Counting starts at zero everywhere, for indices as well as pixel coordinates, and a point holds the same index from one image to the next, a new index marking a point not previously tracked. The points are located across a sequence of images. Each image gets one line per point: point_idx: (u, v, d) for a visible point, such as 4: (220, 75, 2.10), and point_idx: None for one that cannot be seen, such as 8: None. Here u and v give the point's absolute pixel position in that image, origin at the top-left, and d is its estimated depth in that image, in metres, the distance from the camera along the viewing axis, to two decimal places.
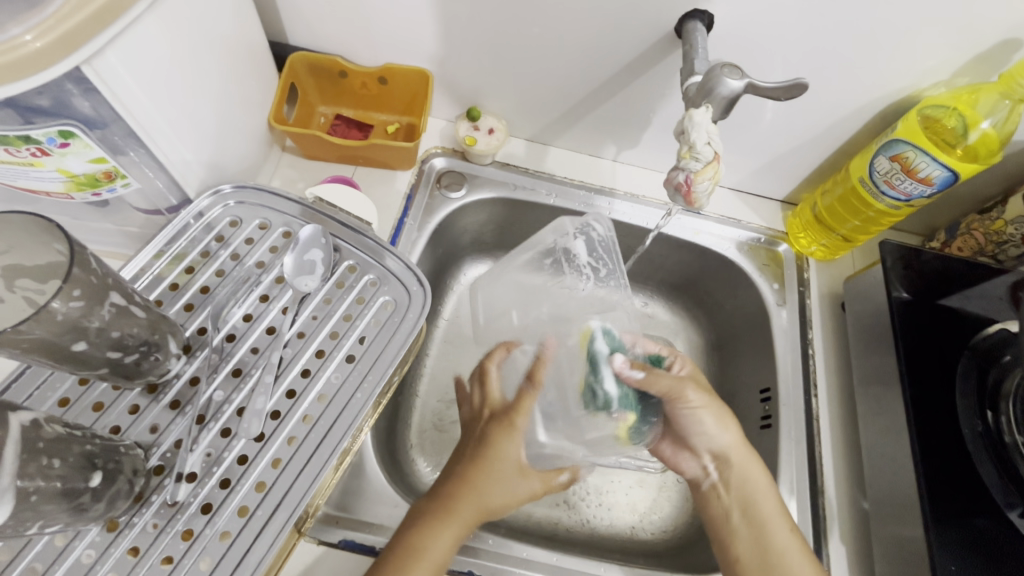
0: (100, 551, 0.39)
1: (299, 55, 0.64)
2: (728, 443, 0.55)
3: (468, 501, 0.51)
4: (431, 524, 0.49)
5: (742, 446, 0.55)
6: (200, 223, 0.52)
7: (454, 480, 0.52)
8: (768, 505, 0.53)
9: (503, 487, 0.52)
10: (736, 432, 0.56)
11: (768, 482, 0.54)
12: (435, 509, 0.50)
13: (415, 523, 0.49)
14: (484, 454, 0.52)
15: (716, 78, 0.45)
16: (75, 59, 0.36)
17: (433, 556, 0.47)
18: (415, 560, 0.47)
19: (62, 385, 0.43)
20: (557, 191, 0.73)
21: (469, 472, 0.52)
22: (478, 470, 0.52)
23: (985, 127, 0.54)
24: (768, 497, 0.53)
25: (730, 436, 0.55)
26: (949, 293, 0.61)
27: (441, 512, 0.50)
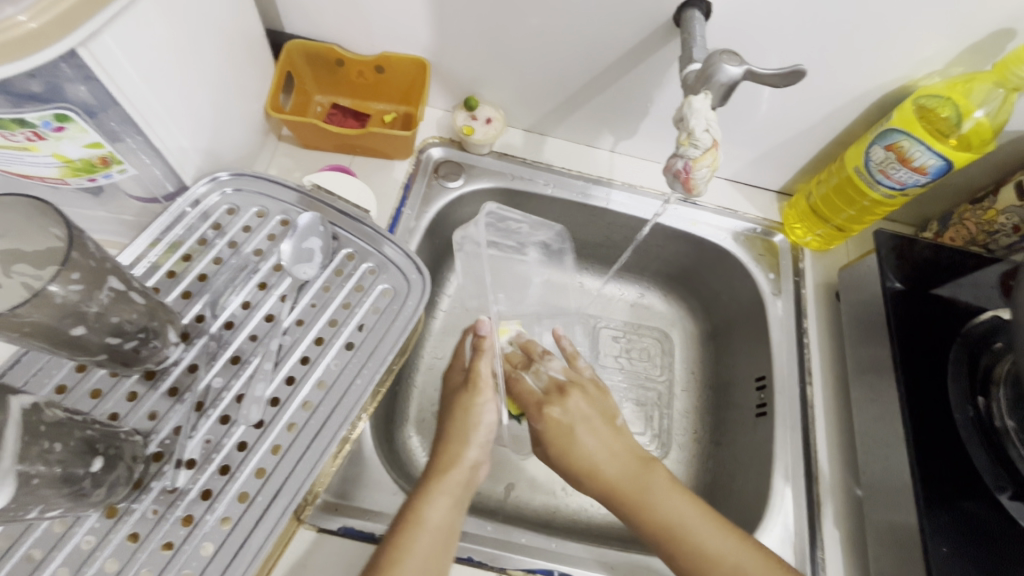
0: (99, 537, 0.39)
1: (295, 43, 0.64)
2: (612, 478, 0.56)
3: (453, 461, 0.55)
4: (424, 489, 0.52)
5: (625, 475, 0.56)
6: (197, 211, 0.52)
7: (435, 456, 0.56)
8: (688, 518, 0.51)
9: (479, 425, 0.59)
10: (620, 462, 0.57)
11: (684, 498, 0.53)
12: (425, 480, 0.53)
13: (409, 496, 0.51)
14: (455, 414, 0.60)
15: (715, 65, 0.45)
16: (71, 41, 0.36)
17: (433, 519, 0.49)
18: (412, 525, 0.48)
19: (59, 372, 0.43)
20: (554, 181, 0.73)
21: (449, 435, 0.58)
22: (454, 429, 0.58)
23: (978, 116, 0.54)
24: (681, 511, 0.52)
25: (607, 472, 0.56)
26: (941, 282, 0.62)
27: (430, 480, 0.53)
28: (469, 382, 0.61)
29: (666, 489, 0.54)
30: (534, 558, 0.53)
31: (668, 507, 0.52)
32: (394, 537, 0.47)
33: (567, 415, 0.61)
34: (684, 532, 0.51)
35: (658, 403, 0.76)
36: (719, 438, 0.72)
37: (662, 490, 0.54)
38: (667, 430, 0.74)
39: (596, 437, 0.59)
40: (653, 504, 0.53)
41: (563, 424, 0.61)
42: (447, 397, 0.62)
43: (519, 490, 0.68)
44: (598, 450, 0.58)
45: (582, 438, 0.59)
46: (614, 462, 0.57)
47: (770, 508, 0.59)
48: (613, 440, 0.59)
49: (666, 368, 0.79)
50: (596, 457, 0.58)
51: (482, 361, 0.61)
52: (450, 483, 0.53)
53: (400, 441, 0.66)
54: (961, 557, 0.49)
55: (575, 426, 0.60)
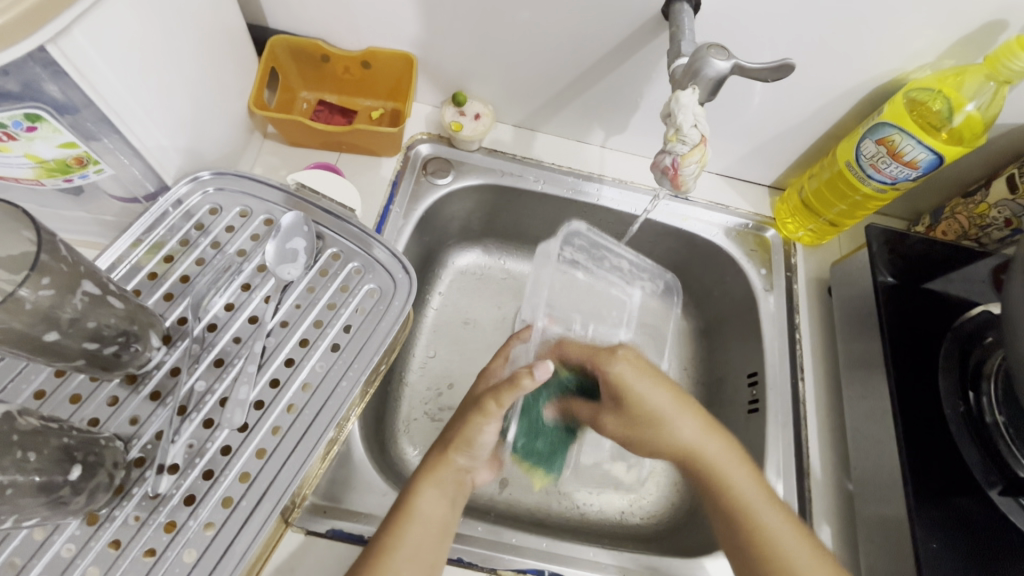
0: (80, 545, 0.38)
1: (279, 38, 0.62)
2: (688, 441, 0.53)
3: (445, 461, 0.52)
4: (416, 483, 0.50)
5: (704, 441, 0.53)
6: (179, 211, 0.51)
7: (434, 449, 0.54)
8: (757, 502, 0.50)
9: (478, 444, 0.52)
10: (694, 427, 0.54)
11: (757, 485, 0.51)
12: (419, 471, 0.52)
13: (403, 486, 0.51)
14: (459, 421, 0.54)
15: (702, 60, 0.44)
16: (39, 38, 0.35)
17: (424, 511, 0.49)
18: (403, 519, 0.47)
19: (38, 377, 0.42)
20: (545, 177, 0.72)
21: (448, 438, 0.53)
22: (453, 433, 0.53)
23: (969, 110, 0.54)
24: (753, 494, 0.51)
25: (684, 438, 0.53)
26: (932, 276, 0.62)
27: (421, 474, 0.51)
28: (478, 405, 0.51)
29: (739, 466, 0.52)
30: (524, 558, 0.53)
31: (742, 487, 0.51)
32: (387, 528, 0.47)
33: (637, 371, 0.54)
34: (754, 512, 0.50)
35: None
36: None
37: (739, 468, 0.52)
38: None
39: (668, 393, 0.54)
40: (736, 475, 0.51)
41: (631, 374, 0.54)
42: (467, 403, 0.56)
43: (511, 490, 0.67)
44: (677, 415, 0.54)
45: (652, 395, 0.54)
46: (687, 424, 0.54)
47: None
48: (688, 407, 0.54)
49: None
50: (673, 410, 0.54)
51: (506, 393, 0.50)
52: (442, 480, 0.51)
53: (390, 442, 0.66)
54: (951, 552, 0.49)
55: (643, 380, 0.54)
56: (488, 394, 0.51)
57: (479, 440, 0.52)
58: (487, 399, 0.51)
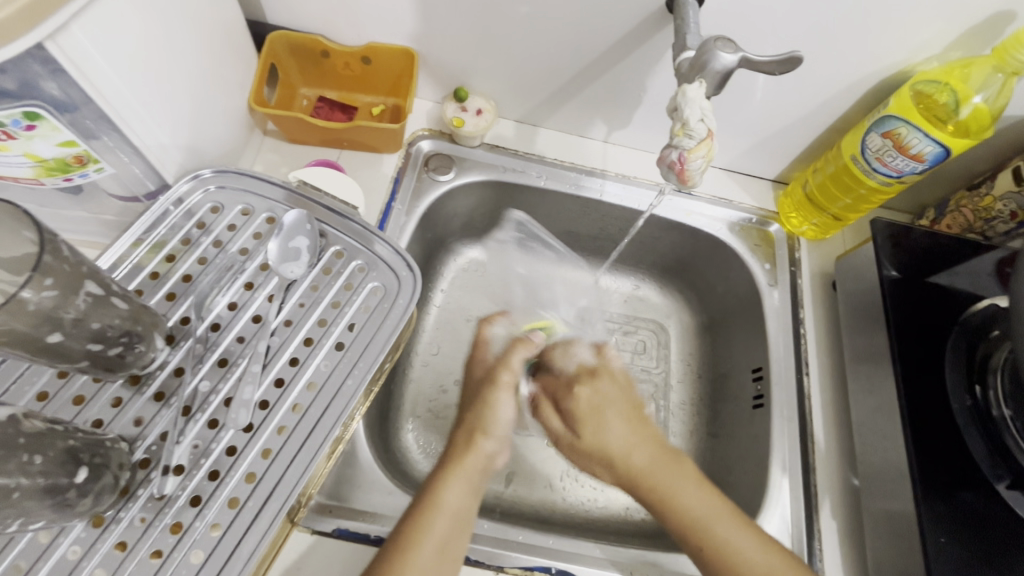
0: (86, 547, 0.38)
1: (278, 33, 0.62)
2: (636, 466, 0.52)
3: (470, 447, 0.52)
4: (441, 475, 0.50)
5: (654, 464, 0.52)
6: (180, 209, 0.50)
7: (457, 438, 0.53)
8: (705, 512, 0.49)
9: (497, 420, 0.54)
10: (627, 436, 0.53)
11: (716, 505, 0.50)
12: (442, 464, 0.51)
13: (426, 479, 0.50)
14: (474, 404, 0.55)
15: (708, 52, 0.44)
16: (37, 35, 0.34)
17: (449, 506, 0.48)
18: (428, 511, 0.47)
19: (40, 379, 0.42)
20: (547, 172, 0.72)
21: (470, 423, 0.53)
22: (473, 418, 0.54)
23: (976, 102, 0.54)
24: (695, 502, 0.50)
25: (629, 456, 0.52)
26: (938, 270, 0.62)
27: (444, 465, 0.51)
28: (489, 378, 0.56)
29: (692, 484, 0.51)
30: (531, 555, 0.53)
31: (689, 503, 0.50)
32: (409, 522, 0.46)
33: (597, 393, 0.56)
34: (699, 519, 0.49)
35: (655, 395, 0.75)
36: (716, 429, 0.72)
37: (688, 484, 0.51)
38: (664, 423, 0.74)
39: (622, 422, 0.54)
40: (676, 482, 0.51)
41: (598, 403, 0.55)
42: (470, 389, 0.58)
43: (516, 487, 0.67)
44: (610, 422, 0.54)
45: (610, 429, 0.54)
46: (616, 428, 0.54)
47: (768, 500, 0.59)
48: (631, 417, 0.55)
49: (662, 360, 0.78)
50: (622, 429, 0.54)
51: (513, 355, 0.57)
52: (467, 472, 0.50)
53: (395, 440, 0.66)
54: (959, 546, 0.49)
55: (608, 407, 0.55)
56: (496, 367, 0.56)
57: (500, 417, 0.54)
58: (499, 369, 0.56)
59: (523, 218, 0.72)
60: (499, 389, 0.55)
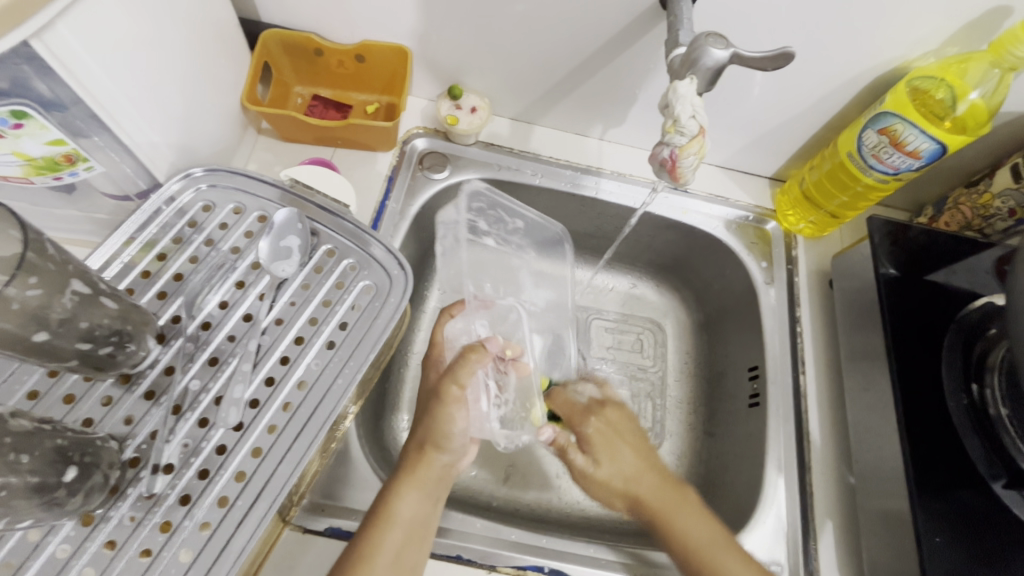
0: (75, 546, 0.38)
1: (271, 32, 0.62)
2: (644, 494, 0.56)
3: (426, 459, 0.53)
4: (395, 485, 0.50)
5: (655, 494, 0.55)
6: (172, 208, 0.50)
7: (409, 451, 0.54)
8: (706, 543, 0.51)
9: (449, 434, 0.54)
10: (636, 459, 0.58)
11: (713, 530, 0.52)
12: (398, 473, 0.52)
13: (380, 491, 0.51)
14: (424, 419, 0.54)
15: (699, 49, 0.44)
16: (24, 33, 0.34)
17: (403, 514, 0.49)
18: (382, 523, 0.48)
19: (31, 378, 0.42)
20: (542, 171, 0.71)
21: (421, 437, 0.54)
22: (424, 432, 0.54)
23: (973, 98, 0.53)
24: (701, 534, 0.52)
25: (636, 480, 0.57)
26: (935, 267, 0.61)
27: (401, 475, 0.51)
28: (437, 393, 0.54)
29: (695, 512, 0.53)
30: (524, 555, 0.52)
31: (693, 533, 0.52)
32: (366, 534, 0.48)
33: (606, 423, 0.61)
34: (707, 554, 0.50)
35: (651, 393, 0.75)
36: (712, 428, 0.71)
37: (690, 512, 0.54)
38: (660, 421, 0.73)
39: (630, 453, 0.59)
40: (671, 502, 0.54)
41: (604, 432, 0.60)
42: (424, 396, 0.57)
43: (511, 486, 0.67)
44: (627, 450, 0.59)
45: (618, 460, 0.58)
46: (628, 457, 0.58)
47: (763, 499, 0.58)
48: (645, 453, 0.59)
49: (658, 358, 0.78)
50: (630, 453, 0.59)
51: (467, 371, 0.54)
52: (424, 483, 0.52)
53: (389, 437, 0.66)
54: (955, 546, 0.49)
55: (614, 441, 0.59)
56: (445, 380, 0.54)
57: (451, 432, 0.54)
58: (447, 384, 0.53)
59: (483, 186, 0.67)
60: (447, 402, 0.53)
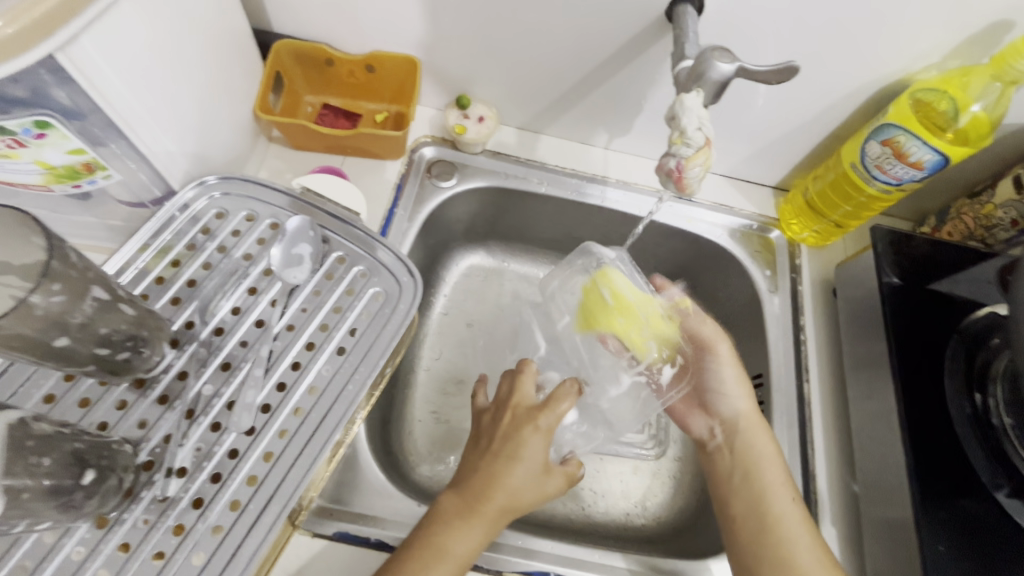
0: (90, 548, 0.39)
1: (283, 42, 0.63)
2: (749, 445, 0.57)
3: (497, 488, 0.51)
4: (454, 518, 0.49)
5: (756, 454, 0.56)
6: (186, 215, 0.51)
7: (476, 480, 0.52)
8: (776, 484, 0.54)
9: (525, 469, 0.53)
10: (749, 401, 0.59)
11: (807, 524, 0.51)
12: (459, 506, 0.50)
13: (425, 522, 0.49)
14: (489, 453, 0.54)
15: (706, 62, 0.45)
16: (48, 46, 0.35)
17: (457, 551, 0.47)
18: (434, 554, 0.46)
19: (47, 382, 0.42)
20: (549, 179, 0.72)
21: (488, 467, 0.53)
22: (499, 453, 0.54)
23: (975, 110, 0.54)
24: (787, 511, 0.52)
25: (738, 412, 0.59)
26: (938, 277, 0.62)
27: (463, 506, 0.50)
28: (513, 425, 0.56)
29: (786, 494, 0.53)
30: (530, 560, 0.53)
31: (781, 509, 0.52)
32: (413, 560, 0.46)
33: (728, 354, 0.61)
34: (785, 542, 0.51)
35: None
36: None
37: (782, 492, 0.53)
38: (665, 429, 0.74)
39: (748, 403, 0.59)
40: (769, 475, 0.54)
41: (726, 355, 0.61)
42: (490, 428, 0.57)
43: None
44: (738, 381, 0.60)
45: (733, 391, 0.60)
46: (740, 404, 0.59)
47: None
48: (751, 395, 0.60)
49: None
50: (744, 390, 0.60)
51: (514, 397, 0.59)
52: (485, 516, 0.49)
53: (396, 442, 0.66)
54: (958, 555, 0.49)
55: (739, 384, 0.60)
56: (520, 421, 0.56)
57: (518, 468, 0.52)
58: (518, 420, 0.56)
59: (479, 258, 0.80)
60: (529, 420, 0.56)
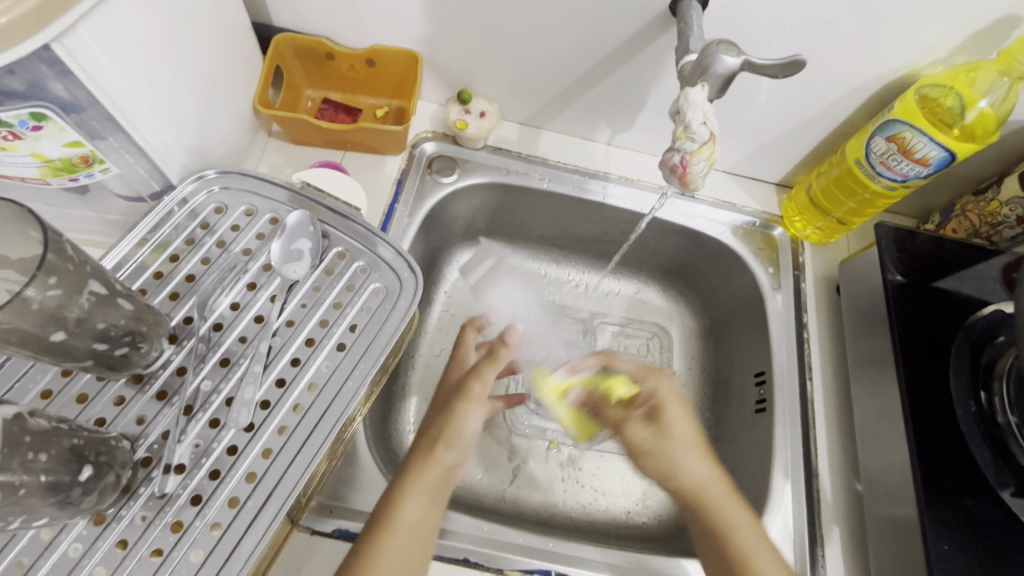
0: (87, 544, 0.38)
1: (283, 35, 0.62)
2: (703, 483, 0.56)
3: (430, 460, 0.53)
4: (400, 490, 0.50)
5: (721, 501, 0.54)
6: (184, 210, 0.51)
7: (414, 454, 0.54)
8: (742, 524, 0.52)
9: (463, 430, 0.57)
10: (708, 464, 0.57)
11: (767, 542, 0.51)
12: (399, 479, 0.51)
13: (385, 494, 0.50)
14: (442, 416, 0.58)
15: (711, 56, 0.44)
16: (44, 37, 0.35)
17: (407, 520, 0.48)
18: (386, 528, 0.47)
19: (44, 377, 0.42)
20: (550, 175, 0.71)
21: (427, 437, 0.55)
22: (437, 429, 0.56)
23: (982, 106, 0.53)
24: (756, 545, 0.50)
25: (693, 469, 0.57)
26: (943, 274, 0.61)
27: (404, 478, 0.51)
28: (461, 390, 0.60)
29: (745, 520, 0.52)
30: (531, 558, 0.52)
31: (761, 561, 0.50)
32: (369, 540, 0.46)
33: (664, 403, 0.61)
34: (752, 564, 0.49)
35: None
36: (719, 433, 0.71)
37: (744, 521, 0.52)
38: None
39: (709, 464, 0.57)
40: (737, 518, 0.52)
41: (671, 397, 0.61)
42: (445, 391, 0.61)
43: (516, 490, 0.67)
44: (686, 449, 0.58)
45: (688, 456, 0.58)
46: (704, 466, 0.57)
47: (769, 505, 0.58)
48: (707, 452, 0.58)
49: (664, 363, 0.78)
50: (695, 449, 0.58)
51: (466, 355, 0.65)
52: (427, 484, 0.51)
53: (395, 439, 0.66)
54: (962, 554, 0.49)
55: (693, 445, 0.58)
56: (470, 379, 0.61)
57: (466, 428, 0.57)
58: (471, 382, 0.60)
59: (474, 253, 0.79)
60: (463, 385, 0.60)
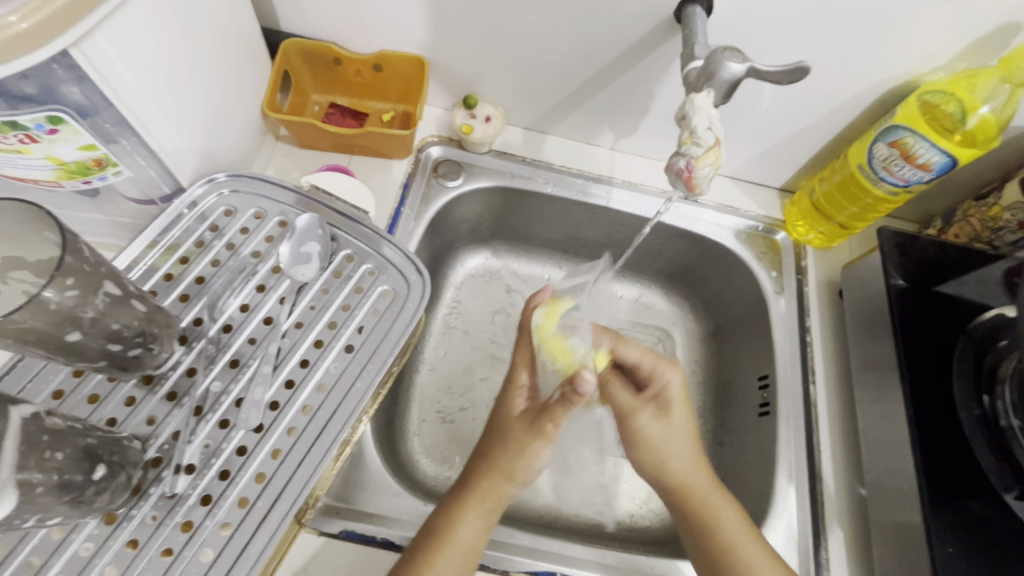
0: (98, 544, 0.39)
1: (291, 41, 0.63)
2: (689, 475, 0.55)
3: (493, 484, 0.52)
4: (457, 507, 0.50)
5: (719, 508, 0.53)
6: (194, 213, 0.51)
7: (479, 469, 0.53)
8: (745, 540, 0.51)
9: (526, 467, 0.53)
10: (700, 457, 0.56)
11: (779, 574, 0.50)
12: (459, 495, 0.51)
13: (440, 511, 0.50)
14: (507, 446, 0.53)
15: (717, 62, 0.45)
16: (63, 41, 0.35)
17: (463, 539, 0.48)
18: (442, 544, 0.47)
19: (56, 378, 0.42)
20: (554, 179, 0.72)
21: (494, 459, 0.53)
22: (499, 454, 0.53)
23: (983, 112, 0.54)
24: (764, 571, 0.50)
25: (678, 461, 0.56)
26: (945, 279, 0.61)
27: (465, 496, 0.51)
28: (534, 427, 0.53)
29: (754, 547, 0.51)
30: (536, 561, 0.53)
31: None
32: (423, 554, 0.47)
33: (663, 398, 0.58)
34: None
35: None
36: (722, 437, 0.71)
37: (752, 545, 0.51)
38: None
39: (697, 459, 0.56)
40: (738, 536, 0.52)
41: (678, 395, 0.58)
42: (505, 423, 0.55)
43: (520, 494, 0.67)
44: (677, 436, 0.57)
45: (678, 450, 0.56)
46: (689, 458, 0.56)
47: (774, 508, 0.58)
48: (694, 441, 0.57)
49: None
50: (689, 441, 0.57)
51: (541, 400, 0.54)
52: (485, 507, 0.51)
53: (400, 441, 0.66)
54: (967, 557, 0.49)
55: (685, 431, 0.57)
56: (544, 417, 0.53)
57: (532, 465, 0.53)
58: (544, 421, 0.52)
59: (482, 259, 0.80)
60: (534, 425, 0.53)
